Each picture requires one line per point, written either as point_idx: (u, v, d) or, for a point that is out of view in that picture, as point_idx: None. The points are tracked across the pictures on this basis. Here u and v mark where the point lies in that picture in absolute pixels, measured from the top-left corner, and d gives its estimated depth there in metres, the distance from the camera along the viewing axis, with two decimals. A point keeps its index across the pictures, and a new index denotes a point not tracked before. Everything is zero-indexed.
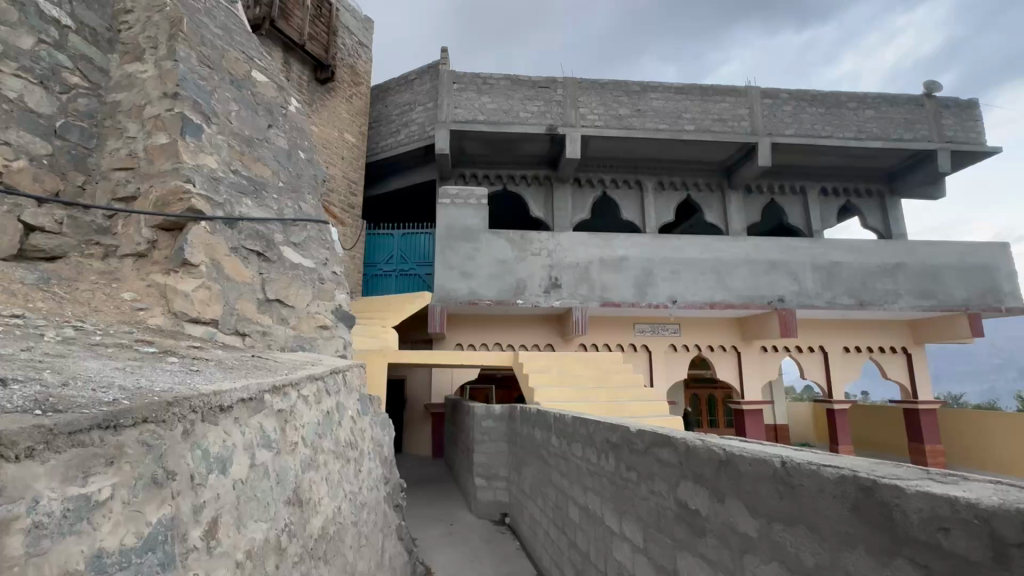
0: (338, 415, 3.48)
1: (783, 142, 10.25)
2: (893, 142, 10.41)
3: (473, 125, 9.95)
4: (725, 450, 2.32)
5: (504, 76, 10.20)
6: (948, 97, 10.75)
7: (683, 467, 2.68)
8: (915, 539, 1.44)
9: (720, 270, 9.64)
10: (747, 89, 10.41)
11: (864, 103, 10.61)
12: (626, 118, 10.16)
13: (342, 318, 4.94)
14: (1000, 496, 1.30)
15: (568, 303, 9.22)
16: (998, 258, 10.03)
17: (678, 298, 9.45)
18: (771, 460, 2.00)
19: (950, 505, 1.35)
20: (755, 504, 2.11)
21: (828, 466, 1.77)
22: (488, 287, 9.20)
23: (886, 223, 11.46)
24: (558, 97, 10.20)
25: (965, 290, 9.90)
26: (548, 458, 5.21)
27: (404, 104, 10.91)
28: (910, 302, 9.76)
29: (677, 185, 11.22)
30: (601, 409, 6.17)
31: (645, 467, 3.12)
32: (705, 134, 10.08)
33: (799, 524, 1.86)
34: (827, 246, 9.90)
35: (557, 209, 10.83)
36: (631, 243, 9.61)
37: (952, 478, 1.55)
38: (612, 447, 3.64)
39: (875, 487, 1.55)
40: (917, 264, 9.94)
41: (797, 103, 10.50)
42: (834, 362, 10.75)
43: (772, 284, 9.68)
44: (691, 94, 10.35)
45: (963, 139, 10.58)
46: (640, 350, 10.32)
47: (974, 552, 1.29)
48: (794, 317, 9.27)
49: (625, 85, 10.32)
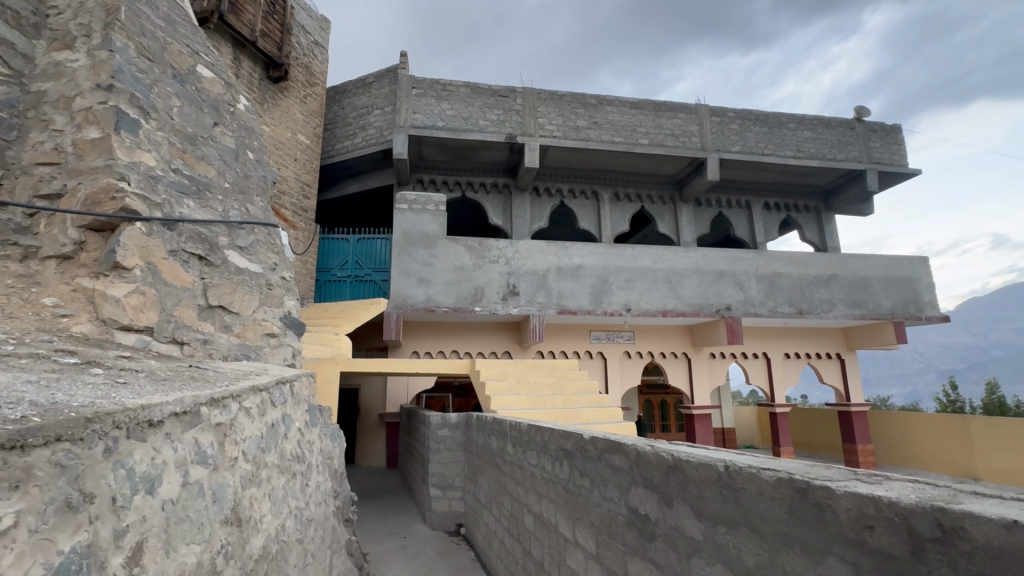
0: (284, 427, 3.32)
1: (729, 158, 10.77)
2: (828, 161, 11.15)
3: (431, 131, 9.87)
4: (672, 456, 2.38)
5: (463, 84, 10.20)
6: (875, 122, 11.65)
7: (634, 473, 2.73)
8: (845, 538, 1.52)
9: (672, 279, 9.97)
10: (697, 107, 10.88)
11: (802, 124, 11.33)
12: (584, 130, 10.37)
13: (291, 325, 4.77)
14: (917, 494, 1.40)
15: (525, 310, 9.30)
16: (919, 270, 10.90)
17: (632, 305, 9.70)
18: (716, 464, 2.07)
19: (875, 504, 1.43)
20: (700, 508, 2.18)
21: (766, 469, 1.84)
22: (446, 294, 9.12)
23: (822, 237, 12.27)
24: (517, 107, 10.30)
25: (891, 300, 10.69)
26: (503, 467, 5.18)
27: (361, 106, 10.71)
28: (843, 311, 10.44)
29: (632, 196, 11.56)
30: (558, 416, 6.22)
31: (597, 473, 3.16)
32: (658, 148, 10.46)
33: (741, 526, 1.93)
34: (770, 257, 10.44)
35: (516, 218, 10.92)
36: (588, 251, 9.78)
37: (877, 478, 1.65)
38: (565, 454, 3.66)
39: (808, 488, 1.64)
40: (850, 275, 10.65)
41: (742, 122, 11.07)
42: (776, 368, 11.35)
43: (720, 293, 10.11)
44: (645, 109, 10.71)
45: (889, 160, 11.47)
46: (595, 357, 10.51)
47: (895, 547, 1.37)
48: (740, 325, 9.81)
49: (582, 97, 10.55)
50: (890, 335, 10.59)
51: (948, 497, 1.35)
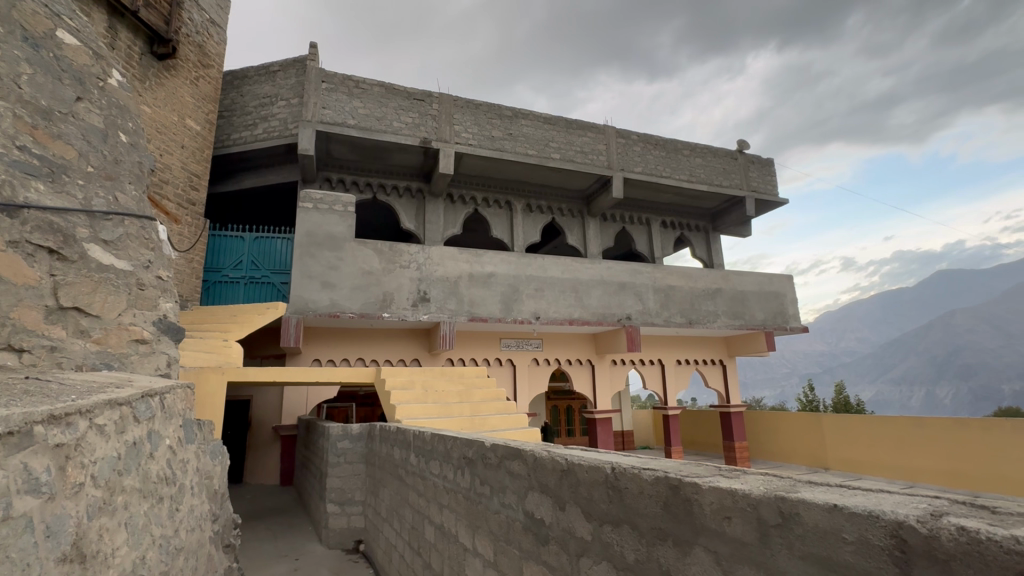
0: (150, 446, 2.93)
1: (633, 177, 11.54)
2: (715, 186, 12.38)
3: (341, 128, 9.43)
4: (566, 460, 2.47)
5: (378, 83, 9.90)
6: (754, 155, 13.16)
7: (531, 478, 2.79)
8: (708, 529, 1.67)
9: (579, 289, 10.42)
10: (605, 127, 11.53)
11: (695, 151, 12.48)
12: (498, 140, 10.53)
13: (167, 330, 4.26)
14: (766, 486, 1.58)
15: (435, 317, 9.17)
16: (786, 286, 12.44)
17: (541, 314, 9.97)
18: (604, 467, 2.19)
19: (731, 497, 1.59)
20: (589, 509, 2.28)
21: (646, 469, 1.97)
22: (352, 299, 8.71)
23: (709, 254, 13.58)
24: (433, 112, 10.19)
25: (764, 312, 12.07)
26: (405, 478, 5.03)
27: (263, 95, 9.95)
28: (726, 322, 11.59)
29: (543, 208, 11.93)
30: (464, 424, 6.16)
31: (497, 480, 3.18)
32: (568, 163, 10.91)
33: (624, 524, 2.05)
34: (666, 271, 11.31)
35: (429, 223, 10.78)
36: (500, 260, 9.90)
37: (735, 472, 1.85)
38: (467, 463, 3.64)
39: (680, 485, 1.79)
40: (731, 289, 11.86)
41: (644, 145, 11.93)
42: (669, 373, 12.30)
43: (621, 303, 10.74)
44: (557, 125, 11.14)
45: (764, 189, 13.00)
46: (504, 365, 10.64)
47: (747, 534, 1.54)
48: (638, 333, 10.51)
49: (498, 108, 10.71)
50: (762, 343, 11.97)
51: (789, 488, 1.54)
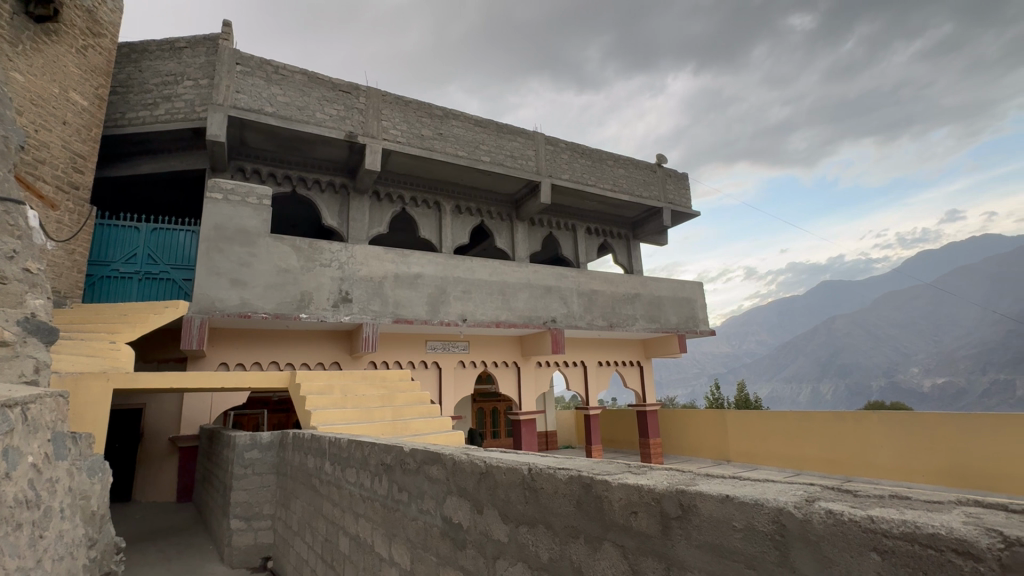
0: (6, 466, 2.53)
1: (560, 184, 11.84)
2: (636, 196, 13.04)
3: (257, 115, 8.80)
4: (484, 462, 2.46)
5: (299, 71, 9.36)
6: (671, 168, 14.02)
7: (450, 482, 2.75)
8: (617, 524, 1.73)
9: (506, 292, 10.49)
10: (535, 134, 11.74)
11: (618, 162, 13.07)
12: (428, 139, 10.35)
13: (36, 331, 3.72)
14: (668, 481, 1.67)
15: (357, 319, 8.80)
16: (697, 293, 13.38)
17: (468, 316, 9.92)
18: (521, 468, 2.21)
19: (638, 492, 1.67)
20: (506, 511, 2.29)
21: (560, 469, 2.01)
22: (265, 299, 8.14)
23: (630, 261, 14.30)
24: (359, 105, 9.80)
25: (678, 317, 12.89)
26: (319, 489, 4.76)
27: (166, 72, 9.02)
28: (644, 325, 12.22)
29: (472, 210, 11.91)
30: (385, 429, 5.95)
31: (415, 486, 3.11)
32: (497, 166, 10.97)
33: (539, 524, 2.08)
34: (590, 276, 11.71)
35: (353, 220, 10.36)
36: (427, 260, 9.72)
37: (642, 469, 1.94)
38: (385, 470, 3.52)
39: (591, 483, 1.84)
40: (649, 295, 12.54)
41: (572, 154, 12.29)
42: (590, 374, 12.76)
43: (547, 306, 10.96)
44: (488, 128, 11.17)
45: (679, 202, 13.90)
46: (429, 367, 10.46)
47: (651, 528, 1.62)
48: (562, 336, 10.79)
49: (428, 107, 10.52)
50: (675, 345, 12.80)
51: (688, 482, 1.64)
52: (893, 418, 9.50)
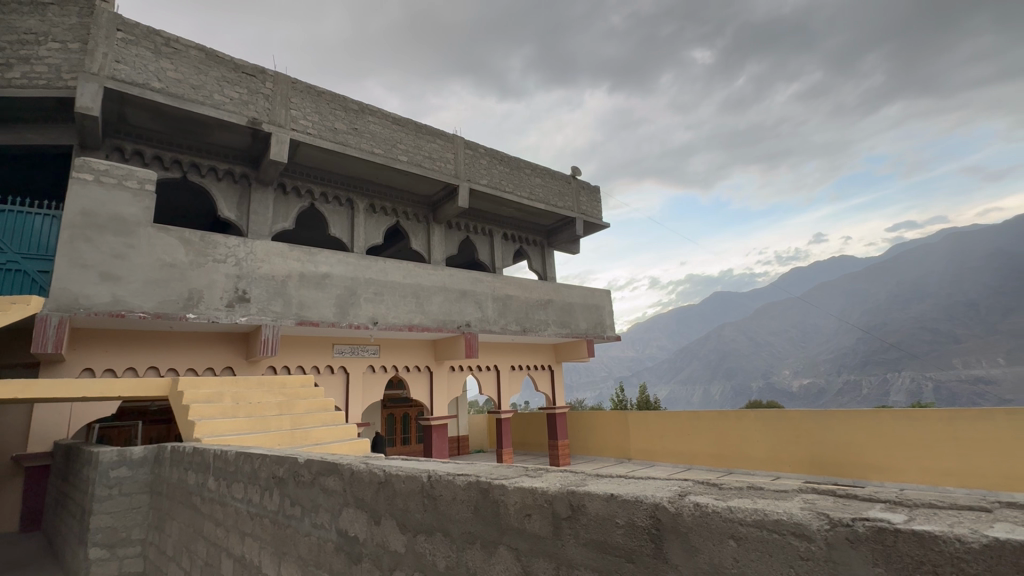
0: None
1: (478, 189, 11.87)
2: (551, 206, 13.46)
3: (141, 90, 7.84)
4: (383, 472, 2.39)
5: (195, 45, 8.49)
6: (584, 181, 14.66)
7: (347, 494, 2.63)
8: (512, 529, 1.76)
9: (420, 295, 10.29)
10: (454, 137, 11.68)
11: (535, 172, 13.41)
12: (341, 133, 9.87)
13: None
14: (560, 482, 1.73)
15: (255, 320, 8.12)
16: (605, 300, 14.05)
17: (378, 319, 9.58)
18: (420, 476, 2.17)
19: (533, 495, 1.71)
20: (404, 521, 2.24)
21: (459, 474, 2.01)
22: (144, 296, 7.24)
23: (544, 268, 14.73)
24: (265, 91, 9.10)
25: (587, 323, 13.46)
26: (201, 508, 4.30)
27: (24, 29, 7.72)
28: (556, 330, 12.59)
29: (387, 210, 11.55)
30: (281, 439, 5.51)
31: (309, 499, 2.92)
32: (415, 167, 10.76)
33: (436, 532, 2.06)
34: (505, 281, 11.85)
35: (253, 214, 9.57)
36: (336, 260, 9.25)
37: (538, 472, 2.00)
38: (277, 483, 3.27)
39: (489, 488, 1.86)
40: (560, 301, 12.96)
41: (491, 160, 12.39)
42: (502, 379, 12.91)
43: (461, 310, 10.90)
44: (406, 127, 10.91)
45: (592, 213, 14.54)
46: (336, 372, 9.93)
47: (543, 529, 1.66)
48: (476, 340, 10.80)
49: (343, 100, 10.04)
50: (584, 350, 13.37)
51: (578, 483, 1.71)
52: (767, 414, 10.64)
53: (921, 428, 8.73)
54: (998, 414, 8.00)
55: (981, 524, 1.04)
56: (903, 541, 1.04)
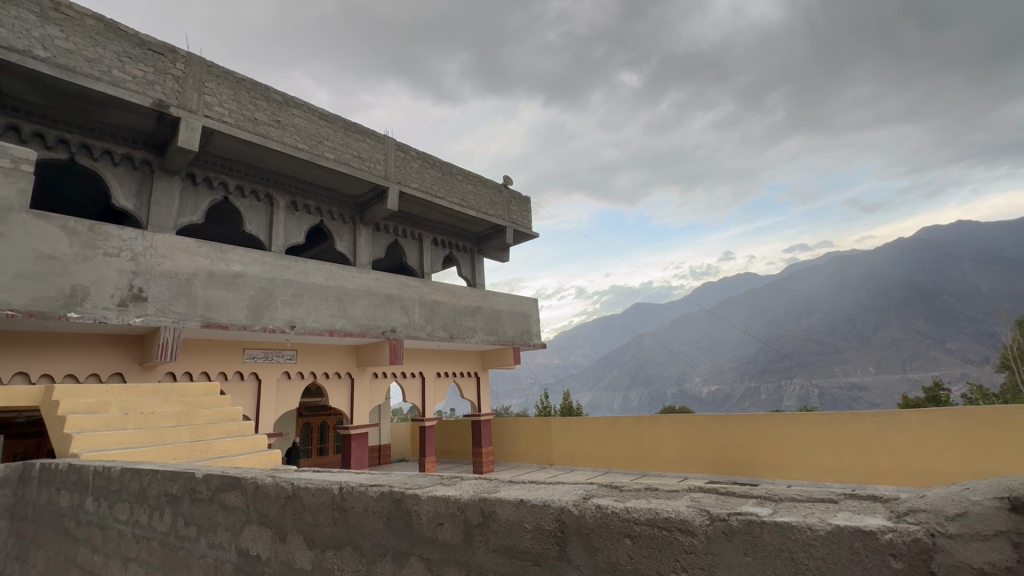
0: None
1: (408, 193, 11.65)
2: (482, 213, 13.53)
3: (20, 57, 6.89)
4: (292, 485, 2.28)
5: (92, 14, 7.62)
6: (515, 191, 14.87)
7: (250, 511, 2.47)
8: (424, 539, 1.76)
9: (342, 299, 9.88)
10: (385, 138, 11.39)
11: (467, 178, 13.41)
12: (262, 124, 9.28)
13: None
14: (472, 490, 1.76)
15: (153, 322, 7.38)
16: (532, 308, 14.30)
17: (296, 323, 9.07)
18: (332, 488, 2.10)
19: (445, 505, 1.72)
20: (312, 536, 2.15)
21: (373, 485, 1.97)
22: (14, 292, 6.33)
23: (473, 274, 14.74)
24: (175, 72, 8.36)
25: (514, 331, 13.63)
26: (75, 533, 3.82)
27: None
28: (483, 337, 12.63)
29: (310, 208, 11.00)
30: (178, 452, 5.03)
31: (207, 518, 2.71)
32: (342, 166, 10.36)
33: (346, 546, 2.01)
34: (433, 287, 11.71)
35: (155, 204, 8.71)
36: (250, 259, 8.66)
37: (451, 480, 2.02)
38: (169, 501, 2.99)
39: (402, 498, 1.84)
40: (488, 308, 13.02)
41: (422, 164, 12.22)
42: (427, 386, 12.72)
43: (387, 316, 10.60)
44: (333, 123, 10.47)
45: (522, 222, 14.78)
46: (246, 379, 9.25)
47: (455, 538, 1.68)
48: (401, 346, 10.55)
49: (265, 89, 9.46)
50: (510, 357, 13.53)
51: (491, 490, 1.75)
52: (679, 419, 11.35)
53: (806, 430, 9.74)
54: (866, 416, 9.13)
55: (828, 513, 1.22)
56: (768, 531, 1.19)
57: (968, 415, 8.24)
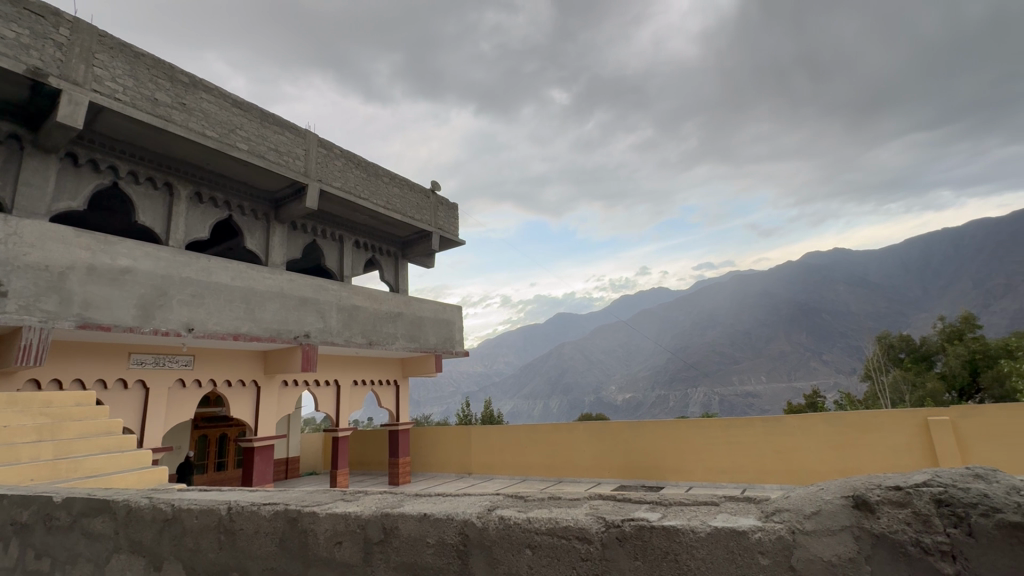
0: None
1: (329, 191, 11.09)
2: (407, 218, 13.24)
3: None
4: (172, 506, 2.05)
5: None
6: (443, 197, 14.73)
7: (119, 538, 2.19)
8: (320, 559, 1.69)
9: (250, 301, 9.16)
10: (306, 132, 10.80)
11: (393, 181, 13.09)
12: (163, 106, 8.43)
13: None
14: (375, 505, 1.74)
15: (14, 321, 6.36)
16: (456, 316, 14.18)
17: (195, 325, 8.26)
18: (218, 508, 1.93)
19: (345, 522, 1.68)
20: (193, 562, 1.96)
21: (266, 504, 1.85)
22: None
23: (395, 279, 14.35)
24: (58, 38, 7.40)
25: (437, 339, 13.42)
26: None
27: None
28: (404, 344, 12.29)
29: (217, 201, 10.12)
30: (37, 472, 4.34)
31: (65, 549, 2.36)
32: (256, 158, 9.68)
33: (232, 572, 1.86)
34: (352, 291, 11.22)
35: (24, 185, 7.56)
36: (142, 253, 7.80)
37: (354, 496, 1.96)
38: (18, 532, 2.57)
39: (298, 517, 1.76)
40: (410, 315, 12.70)
41: (346, 163, 11.74)
42: (341, 394, 12.14)
43: (300, 320, 9.97)
44: (248, 112, 9.77)
45: (448, 229, 14.66)
46: (131, 388, 8.24)
47: (353, 557, 1.65)
48: (316, 352, 9.93)
49: (170, 69, 8.65)
50: (431, 365, 13.29)
51: (394, 505, 1.74)
52: (595, 426, 11.78)
53: (706, 434, 10.52)
54: (757, 421, 10.04)
55: (708, 515, 1.45)
56: (656, 535, 1.35)
57: (839, 418, 9.33)
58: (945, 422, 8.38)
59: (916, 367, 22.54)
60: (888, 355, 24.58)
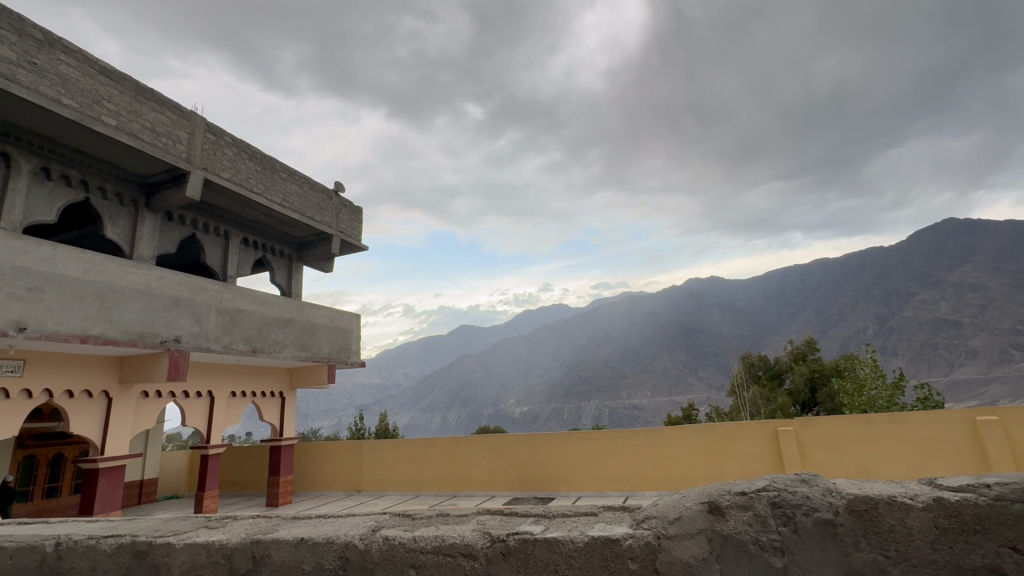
0: None
1: (216, 182, 10.05)
2: (305, 218, 12.43)
3: None
4: None
5: None
6: (346, 199, 14.05)
7: None
8: None
9: (107, 299, 7.93)
10: (191, 114, 9.70)
11: (292, 177, 12.23)
12: (4, 62, 7.10)
13: None
14: (244, 532, 1.84)
15: None
16: (354, 324, 13.50)
17: (31, 325, 6.97)
18: (45, 544, 1.94)
19: (205, 552, 1.77)
20: None
21: (107, 536, 1.89)
22: None
23: (288, 283, 13.34)
24: None
25: (331, 348, 12.65)
26: None
27: None
28: (293, 353, 11.40)
29: (72, 181, 8.70)
30: None
31: None
32: (127, 137, 8.52)
33: None
34: (236, 293, 10.21)
35: None
36: None
37: (222, 521, 2.03)
38: None
39: (147, 549, 1.81)
40: (302, 321, 11.86)
41: (237, 153, 10.71)
42: (216, 407, 10.97)
43: (170, 322, 8.83)
44: (120, 84, 8.58)
45: (351, 234, 13.98)
46: None
47: None
48: (186, 360, 8.84)
49: (17, 21, 7.34)
50: (323, 375, 12.49)
51: (267, 531, 1.86)
52: (492, 440, 11.84)
53: (595, 446, 11.10)
54: (640, 432, 10.79)
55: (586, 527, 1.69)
56: (537, 548, 1.59)
57: (708, 429, 10.36)
58: (790, 433, 9.68)
59: (770, 384, 25.74)
60: (750, 373, 27.81)
